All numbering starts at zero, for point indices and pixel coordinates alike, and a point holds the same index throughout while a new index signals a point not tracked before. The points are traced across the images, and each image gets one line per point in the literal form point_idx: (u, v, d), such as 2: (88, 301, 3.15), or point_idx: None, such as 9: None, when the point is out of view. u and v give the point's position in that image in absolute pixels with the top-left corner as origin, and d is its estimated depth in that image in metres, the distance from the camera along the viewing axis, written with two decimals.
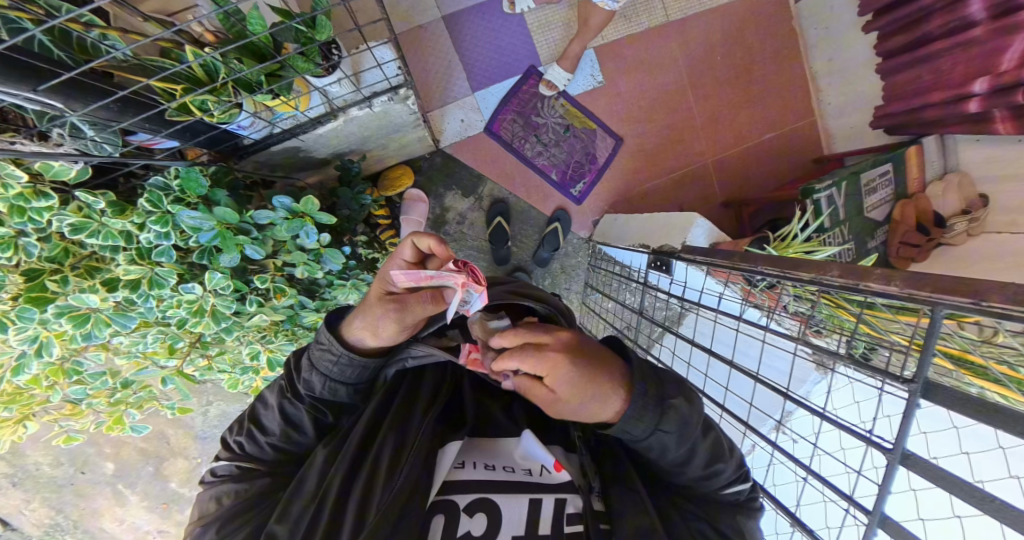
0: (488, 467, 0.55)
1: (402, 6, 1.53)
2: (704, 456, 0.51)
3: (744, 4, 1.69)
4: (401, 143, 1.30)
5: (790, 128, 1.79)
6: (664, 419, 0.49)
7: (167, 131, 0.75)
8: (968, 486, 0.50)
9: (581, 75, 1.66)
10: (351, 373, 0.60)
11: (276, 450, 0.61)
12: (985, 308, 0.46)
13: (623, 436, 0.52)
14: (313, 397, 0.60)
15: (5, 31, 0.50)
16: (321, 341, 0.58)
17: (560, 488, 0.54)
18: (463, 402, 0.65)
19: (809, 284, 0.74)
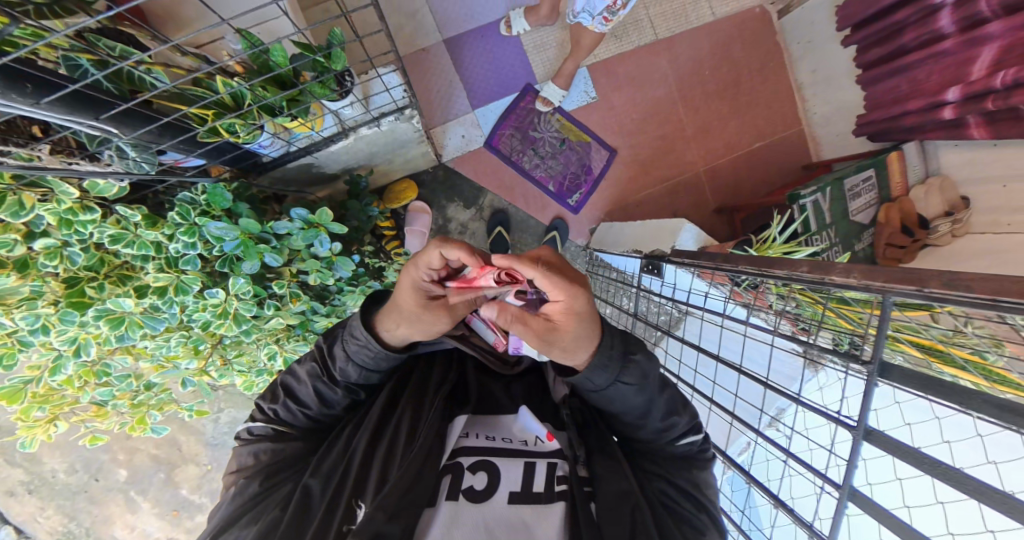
0: (489, 437, 0.64)
1: (406, 30, 1.63)
2: (661, 408, 0.63)
3: (730, 22, 1.78)
4: (405, 158, 1.38)
5: (777, 137, 1.87)
6: (625, 371, 0.60)
7: (200, 151, 0.84)
8: (920, 454, 0.56)
9: (575, 91, 1.75)
10: (385, 364, 0.67)
11: (308, 419, 0.69)
12: (927, 294, 0.52)
13: (589, 386, 0.61)
14: (349, 381, 0.67)
15: (66, 68, 0.57)
16: (358, 336, 0.64)
17: (551, 454, 0.62)
18: (468, 384, 0.73)
19: (784, 279, 0.79)
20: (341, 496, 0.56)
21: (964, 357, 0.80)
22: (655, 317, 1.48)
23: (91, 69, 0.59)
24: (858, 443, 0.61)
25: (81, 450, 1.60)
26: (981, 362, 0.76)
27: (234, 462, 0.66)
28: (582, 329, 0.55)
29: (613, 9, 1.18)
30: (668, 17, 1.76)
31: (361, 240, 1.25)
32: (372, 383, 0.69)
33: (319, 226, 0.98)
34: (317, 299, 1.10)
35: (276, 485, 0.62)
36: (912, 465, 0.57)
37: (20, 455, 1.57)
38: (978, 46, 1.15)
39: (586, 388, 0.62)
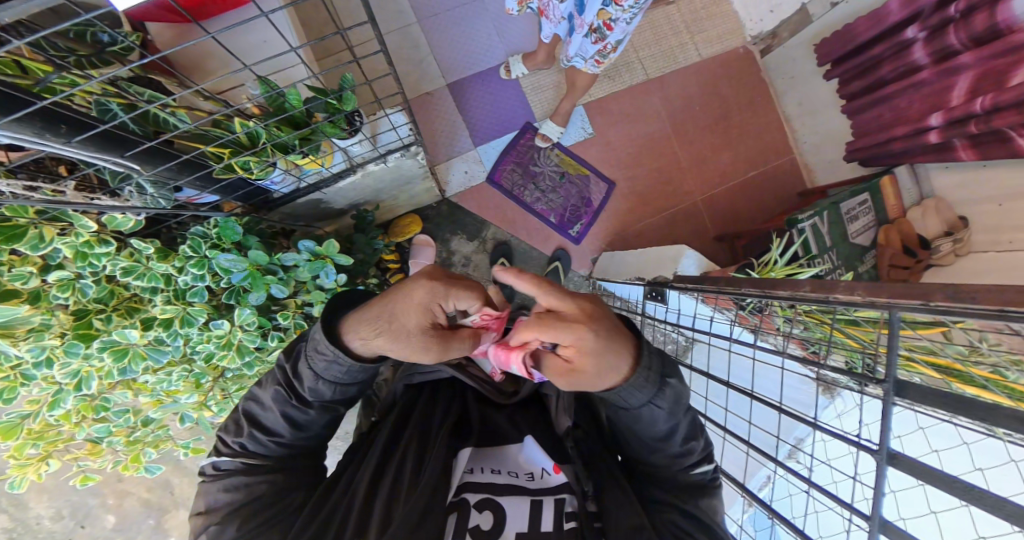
0: (494, 471, 0.62)
1: (412, 77, 1.74)
2: (682, 432, 0.61)
3: (716, 61, 1.88)
4: (410, 193, 1.42)
5: (771, 167, 1.91)
6: (659, 394, 0.57)
7: (218, 190, 0.89)
8: (946, 475, 0.53)
9: (572, 128, 1.83)
10: (359, 377, 0.66)
11: (280, 446, 0.66)
12: (931, 307, 0.52)
13: (619, 405, 0.58)
14: (322, 399, 0.66)
15: (97, 112, 0.61)
16: (324, 352, 0.61)
17: (557, 489, 0.60)
18: (470, 417, 0.71)
19: (788, 299, 0.79)
20: (344, 533, 0.54)
21: (982, 376, 0.78)
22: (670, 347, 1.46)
23: (121, 112, 0.63)
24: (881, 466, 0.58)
25: (69, 495, 1.54)
26: (997, 378, 0.74)
27: (201, 500, 0.63)
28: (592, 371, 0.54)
29: (604, 52, 1.26)
30: (658, 59, 1.86)
31: (367, 273, 1.27)
32: (345, 399, 0.68)
33: (326, 258, 1.00)
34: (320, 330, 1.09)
35: (260, 523, 0.58)
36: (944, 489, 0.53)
37: (6, 499, 1.51)
38: (955, 75, 1.22)
39: (616, 404, 0.59)
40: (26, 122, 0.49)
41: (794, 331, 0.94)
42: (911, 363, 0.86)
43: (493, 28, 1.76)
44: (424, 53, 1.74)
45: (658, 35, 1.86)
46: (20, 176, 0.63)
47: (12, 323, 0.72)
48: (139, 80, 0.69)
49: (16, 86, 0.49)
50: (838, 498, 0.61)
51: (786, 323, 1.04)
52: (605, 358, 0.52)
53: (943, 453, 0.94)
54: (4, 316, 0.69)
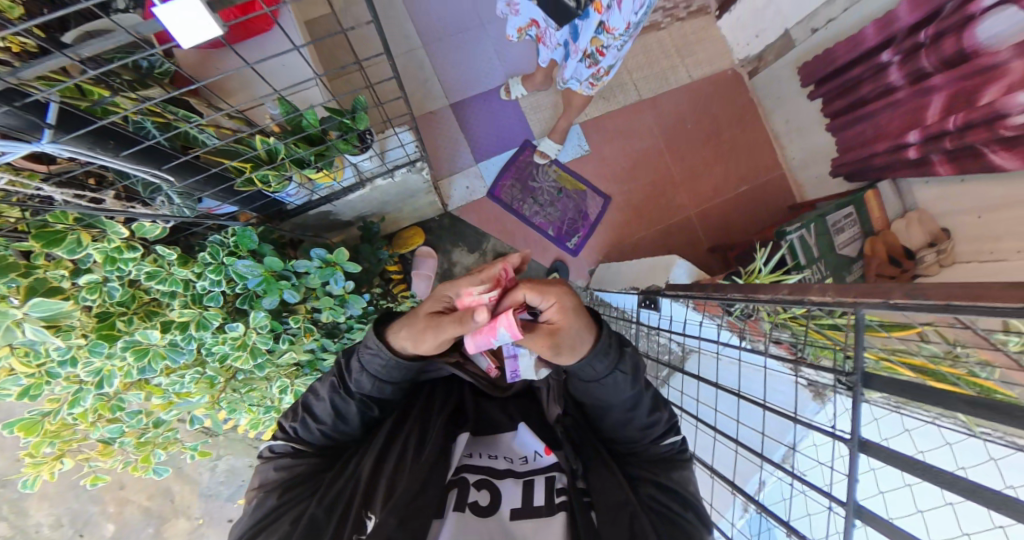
0: (491, 456, 0.67)
1: (417, 98, 1.84)
2: (647, 403, 0.68)
3: (705, 83, 1.98)
4: (414, 206, 1.49)
5: (762, 182, 1.99)
6: (622, 360, 0.66)
7: (239, 200, 0.96)
8: (915, 460, 0.56)
9: (569, 145, 1.91)
10: (398, 375, 0.70)
11: (324, 436, 0.71)
12: (891, 305, 0.57)
13: (587, 376, 0.66)
14: (363, 394, 0.70)
15: (135, 130, 0.68)
16: (372, 346, 0.68)
17: (548, 469, 0.65)
18: (467, 407, 0.76)
19: (769, 301, 0.84)
20: (353, 507, 0.58)
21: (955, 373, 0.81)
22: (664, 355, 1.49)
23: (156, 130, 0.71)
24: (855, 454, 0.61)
25: (72, 501, 1.56)
26: (969, 378, 0.78)
27: (255, 479, 0.67)
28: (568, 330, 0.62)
29: (597, 75, 1.34)
30: (650, 81, 1.96)
31: (371, 282, 1.33)
32: (384, 397, 0.73)
33: (336, 265, 1.05)
34: (327, 336, 1.14)
35: (292, 499, 0.62)
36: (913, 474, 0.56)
37: (10, 506, 1.53)
38: (929, 95, 1.29)
39: (581, 378, 0.67)
40: (78, 138, 0.56)
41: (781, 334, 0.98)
42: (887, 362, 0.91)
43: (494, 52, 1.86)
44: (428, 75, 1.84)
45: (650, 58, 1.96)
46: (68, 185, 0.71)
47: (58, 317, 0.76)
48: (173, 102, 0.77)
49: (72, 107, 0.57)
50: (820, 488, 0.64)
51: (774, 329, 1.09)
52: (578, 319, 0.61)
53: (929, 453, 0.98)
54: (52, 309, 0.73)
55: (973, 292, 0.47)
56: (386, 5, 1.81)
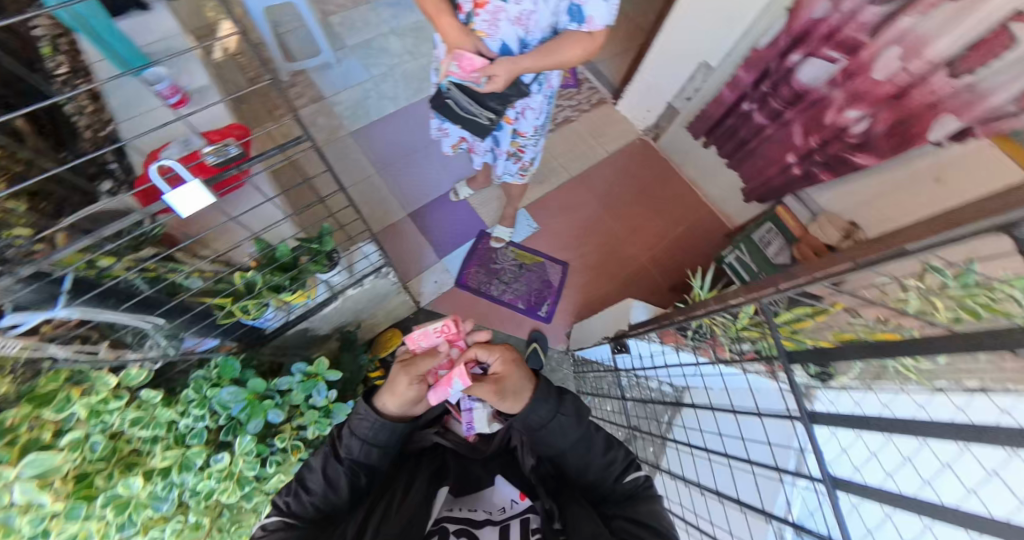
0: (471, 509, 0.75)
1: (378, 215, 2.05)
2: (598, 442, 0.77)
3: (622, 154, 2.33)
4: (387, 308, 1.59)
5: (696, 221, 2.23)
6: (562, 404, 0.77)
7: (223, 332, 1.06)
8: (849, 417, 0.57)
9: (521, 227, 2.12)
10: (383, 437, 0.79)
11: (314, 508, 0.73)
12: (781, 289, 0.68)
13: (536, 423, 0.77)
14: (352, 459, 0.77)
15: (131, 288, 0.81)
16: (361, 411, 0.79)
17: (523, 512, 0.73)
18: (448, 467, 0.84)
19: (707, 314, 0.95)
20: None
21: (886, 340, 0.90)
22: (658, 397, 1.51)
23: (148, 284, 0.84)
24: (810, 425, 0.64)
25: None
26: None
27: None
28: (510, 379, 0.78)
29: (524, 167, 1.57)
30: (576, 161, 2.29)
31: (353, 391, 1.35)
32: (371, 464, 0.79)
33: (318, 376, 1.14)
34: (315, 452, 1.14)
35: None
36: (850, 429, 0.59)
37: None
38: (789, 127, 1.60)
39: (531, 426, 0.77)
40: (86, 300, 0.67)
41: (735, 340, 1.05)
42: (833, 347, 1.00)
43: (439, 165, 2.16)
44: (385, 194, 2.08)
45: (570, 144, 2.32)
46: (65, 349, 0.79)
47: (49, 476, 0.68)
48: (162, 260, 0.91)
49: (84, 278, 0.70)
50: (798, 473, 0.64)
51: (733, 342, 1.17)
52: (518, 370, 0.78)
53: None
54: (45, 466, 0.67)
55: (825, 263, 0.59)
56: (341, 147, 2.12)
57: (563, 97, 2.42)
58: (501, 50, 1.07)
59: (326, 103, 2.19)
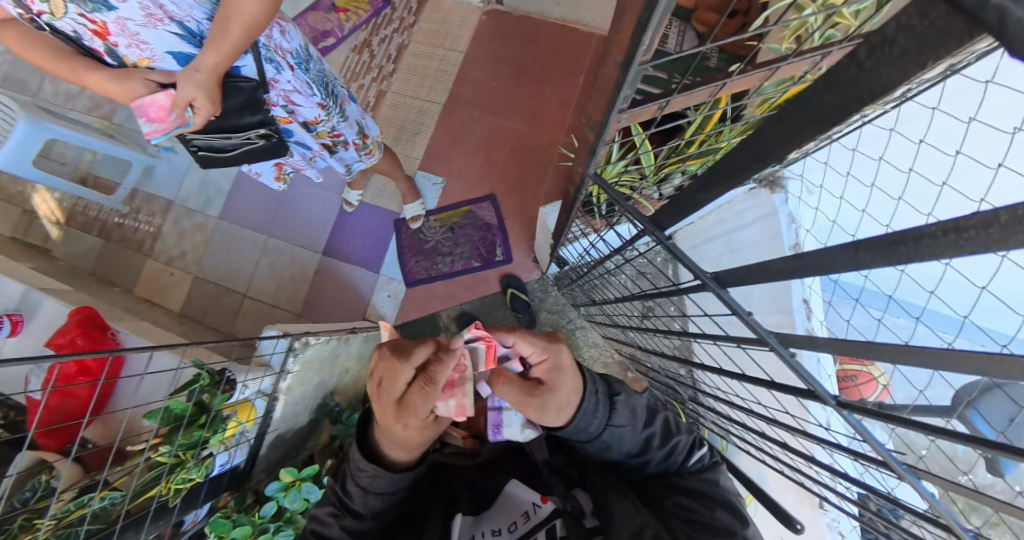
0: (494, 531, 0.65)
1: (297, 274, 1.88)
2: (653, 438, 0.76)
3: (477, 42, 1.96)
4: (349, 361, 1.50)
5: (592, 60, 1.89)
6: (614, 414, 0.73)
7: (203, 499, 1.02)
8: (745, 267, 0.43)
9: (427, 190, 1.89)
10: (394, 486, 0.67)
11: None
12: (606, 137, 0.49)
13: (585, 438, 0.73)
14: (371, 513, 0.68)
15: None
16: (366, 469, 0.65)
17: (548, 517, 0.65)
18: (457, 488, 0.75)
19: (578, 198, 0.79)
20: None
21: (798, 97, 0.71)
22: (643, 280, 1.36)
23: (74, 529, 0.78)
24: (725, 292, 0.49)
25: None
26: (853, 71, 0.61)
27: None
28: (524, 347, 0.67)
29: (362, 145, 1.30)
30: (437, 86, 1.96)
31: None
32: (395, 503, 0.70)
33: (299, 481, 1.09)
34: None
35: None
36: (757, 284, 0.43)
37: None
38: None
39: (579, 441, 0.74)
40: None
41: (654, 189, 0.92)
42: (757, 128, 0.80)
43: (314, 186, 1.93)
44: (289, 250, 1.90)
45: (421, 72, 1.98)
46: None
47: None
48: (72, 495, 0.84)
49: None
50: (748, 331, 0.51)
51: (663, 185, 1.00)
52: (568, 374, 0.67)
53: (930, 136, 0.76)
54: None
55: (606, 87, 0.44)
56: (220, 237, 1.94)
57: (381, 26, 2.02)
58: (183, 61, 0.81)
59: (177, 204, 1.98)
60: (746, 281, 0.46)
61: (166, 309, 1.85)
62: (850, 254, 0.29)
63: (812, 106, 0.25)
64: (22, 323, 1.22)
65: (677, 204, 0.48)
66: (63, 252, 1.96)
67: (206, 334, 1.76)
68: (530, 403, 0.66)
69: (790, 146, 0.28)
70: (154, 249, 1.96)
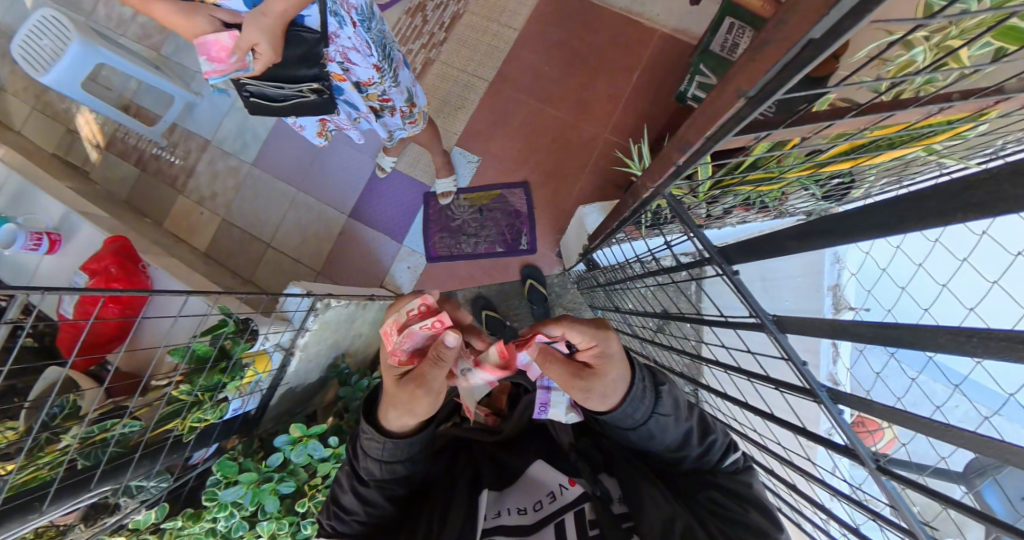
0: (520, 510, 0.62)
1: (321, 232, 1.89)
2: (697, 431, 0.63)
3: (535, 22, 1.89)
4: (363, 327, 1.52)
5: (649, 57, 1.82)
6: (660, 402, 0.61)
7: (214, 438, 1.06)
8: (813, 318, 0.42)
9: (461, 168, 1.87)
10: (401, 452, 0.61)
11: (363, 524, 0.63)
12: (694, 156, 0.47)
13: (626, 425, 0.62)
14: (376, 479, 0.62)
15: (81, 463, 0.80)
16: (366, 431, 0.60)
17: (575, 502, 0.61)
18: (482, 463, 0.70)
19: (634, 208, 0.76)
20: None
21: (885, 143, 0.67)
22: (671, 298, 1.34)
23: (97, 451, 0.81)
24: (782, 337, 0.47)
25: None
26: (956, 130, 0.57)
27: None
28: (575, 334, 0.57)
29: (409, 114, 1.28)
30: (487, 62, 1.91)
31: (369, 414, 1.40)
32: (406, 473, 0.63)
33: (305, 437, 1.12)
34: None
35: None
36: (819, 337, 0.42)
37: None
38: None
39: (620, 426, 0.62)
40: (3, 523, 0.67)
41: (705, 208, 0.88)
42: (832, 168, 0.76)
43: (349, 146, 1.91)
44: (317, 206, 1.91)
45: (472, 45, 1.92)
46: None
47: None
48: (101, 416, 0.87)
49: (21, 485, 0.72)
50: (793, 382, 0.51)
51: (713, 206, 0.96)
52: (620, 363, 0.58)
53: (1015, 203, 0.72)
54: None
55: (710, 115, 0.40)
56: (252, 183, 1.95)
57: None
58: (250, 4, 0.78)
59: (213, 145, 1.98)
60: (810, 333, 0.44)
61: (192, 247, 1.88)
62: (959, 341, 0.27)
63: (976, 189, 0.23)
64: (60, 242, 1.26)
65: (755, 241, 0.46)
66: (100, 176, 2.00)
67: (229, 278, 1.78)
68: (579, 390, 0.58)
69: (923, 223, 0.27)
70: (187, 185, 1.98)
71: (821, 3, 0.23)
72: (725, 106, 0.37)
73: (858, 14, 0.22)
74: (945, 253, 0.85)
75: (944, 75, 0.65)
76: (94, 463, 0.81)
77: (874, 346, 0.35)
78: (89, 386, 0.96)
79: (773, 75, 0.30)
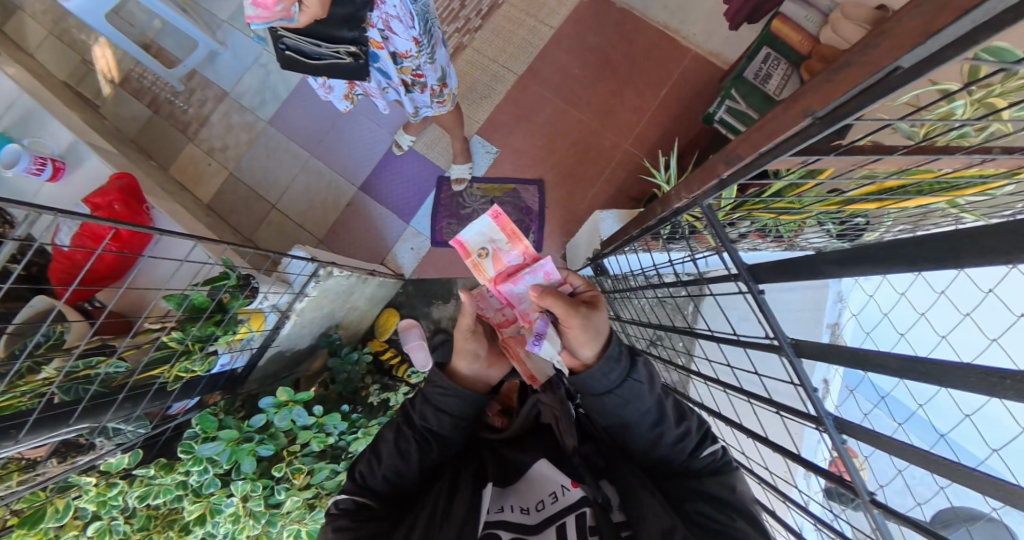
0: (522, 510, 0.60)
1: (330, 201, 1.87)
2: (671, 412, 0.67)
3: (571, 24, 1.89)
4: (359, 302, 1.50)
5: (679, 74, 1.83)
6: (634, 369, 0.65)
7: (199, 390, 1.04)
8: (834, 345, 0.43)
9: (478, 158, 1.86)
10: (456, 404, 0.72)
11: (389, 482, 0.68)
12: (741, 171, 0.47)
13: (600, 387, 0.65)
14: (427, 428, 0.71)
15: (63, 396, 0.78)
16: (437, 380, 0.72)
17: (576, 505, 0.58)
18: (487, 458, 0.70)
19: (661, 219, 0.76)
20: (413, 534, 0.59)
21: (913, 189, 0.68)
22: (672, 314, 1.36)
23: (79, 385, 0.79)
24: (799, 361, 0.48)
25: None
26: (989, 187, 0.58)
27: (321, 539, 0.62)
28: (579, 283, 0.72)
29: (438, 93, 1.27)
30: (518, 55, 1.90)
31: (353, 388, 1.38)
32: (450, 431, 0.72)
33: (291, 402, 1.10)
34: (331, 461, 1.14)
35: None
36: (839, 365, 0.43)
37: None
38: None
39: (592, 392, 0.66)
40: None
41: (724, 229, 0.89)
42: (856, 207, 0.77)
43: (369, 119, 1.90)
44: (329, 174, 1.88)
45: (505, 37, 1.91)
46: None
47: None
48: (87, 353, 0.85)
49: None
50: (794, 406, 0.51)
51: (731, 228, 0.97)
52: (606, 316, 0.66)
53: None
54: None
55: (767, 131, 0.41)
56: (265, 142, 1.92)
57: None
58: None
59: (231, 97, 1.95)
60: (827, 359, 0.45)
61: (195, 197, 1.85)
62: (991, 380, 0.27)
63: None
64: (63, 171, 1.23)
65: (789, 263, 0.47)
66: (110, 112, 1.96)
67: (229, 233, 1.74)
68: (579, 316, 0.63)
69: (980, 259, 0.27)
70: (199, 134, 1.95)
71: (918, 32, 0.23)
72: (785, 124, 0.37)
73: (959, 45, 0.22)
74: (947, 306, 0.87)
75: (975, 130, 0.67)
76: (77, 399, 0.80)
77: (899, 377, 0.35)
78: (78, 318, 0.93)
79: (847, 97, 0.30)
